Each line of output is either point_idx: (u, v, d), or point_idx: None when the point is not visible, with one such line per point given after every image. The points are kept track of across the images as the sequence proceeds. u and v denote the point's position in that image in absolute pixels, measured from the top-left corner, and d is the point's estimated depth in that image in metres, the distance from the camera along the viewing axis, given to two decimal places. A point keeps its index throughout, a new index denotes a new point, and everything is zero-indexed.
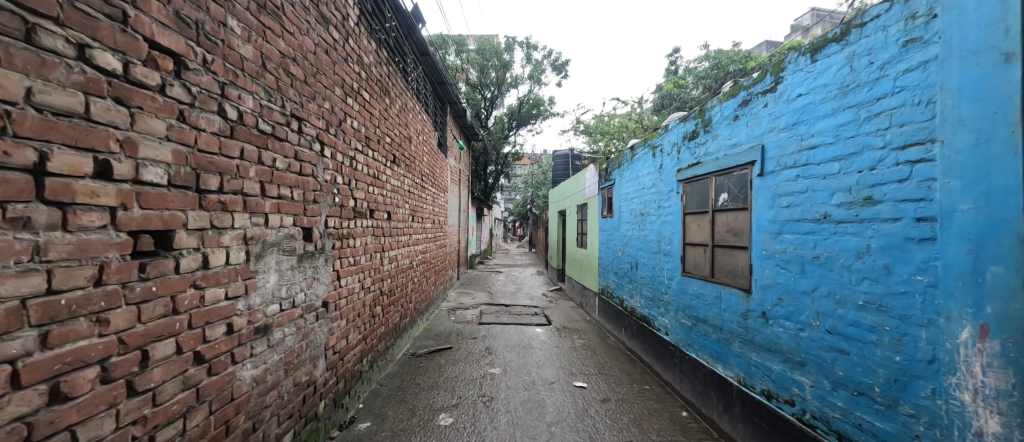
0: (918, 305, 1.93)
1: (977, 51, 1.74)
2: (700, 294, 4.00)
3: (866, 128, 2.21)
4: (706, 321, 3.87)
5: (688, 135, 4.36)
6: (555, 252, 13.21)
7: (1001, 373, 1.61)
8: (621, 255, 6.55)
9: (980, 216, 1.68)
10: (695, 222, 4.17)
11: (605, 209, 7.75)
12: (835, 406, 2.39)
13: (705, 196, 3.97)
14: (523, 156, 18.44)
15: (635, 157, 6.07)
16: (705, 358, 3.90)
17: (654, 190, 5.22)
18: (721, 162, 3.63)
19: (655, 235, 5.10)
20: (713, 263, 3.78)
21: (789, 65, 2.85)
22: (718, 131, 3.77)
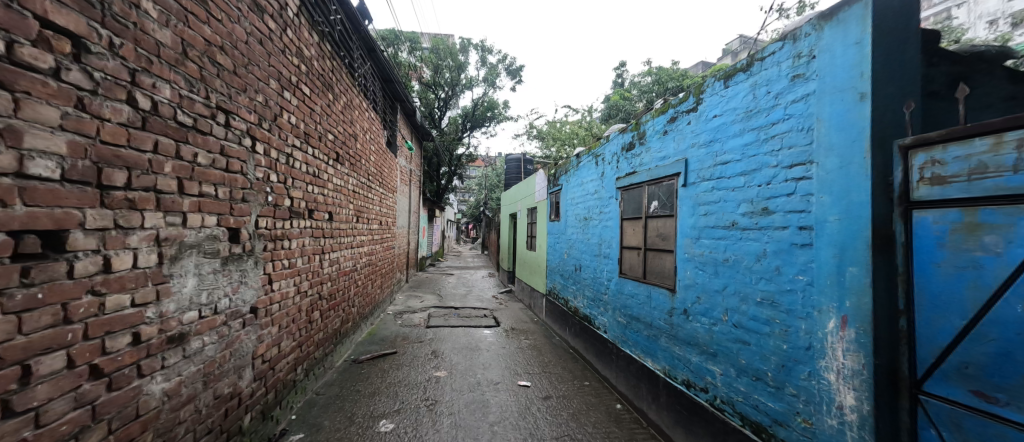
0: (799, 301, 2.25)
1: (842, 89, 2.07)
2: (633, 293, 4.29)
3: (764, 148, 2.55)
4: (639, 319, 4.17)
5: (626, 146, 4.67)
6: (506, 254, 13.34)
7: (856, 356, 1.93)
8: (566, 258, 6.81)
9: (843, 226, 2.01)
10: (631, 227, 4.47)
11: (553, 213, 8.01)
12: (739, 391, 2.71)
13: (640, 203, 4.27)
14: (477, 158, 18.41)
15: (580, 164, 6.36)
16: (638, 353, 4.19)
17: (597, 195, 5.51)
18: (653, 172, 3.94)
19: (597, 239, 5.38)
20: (646, 265, 4.09)
21: (707, 88, 3.19)
22: (651, 144, 4.09)
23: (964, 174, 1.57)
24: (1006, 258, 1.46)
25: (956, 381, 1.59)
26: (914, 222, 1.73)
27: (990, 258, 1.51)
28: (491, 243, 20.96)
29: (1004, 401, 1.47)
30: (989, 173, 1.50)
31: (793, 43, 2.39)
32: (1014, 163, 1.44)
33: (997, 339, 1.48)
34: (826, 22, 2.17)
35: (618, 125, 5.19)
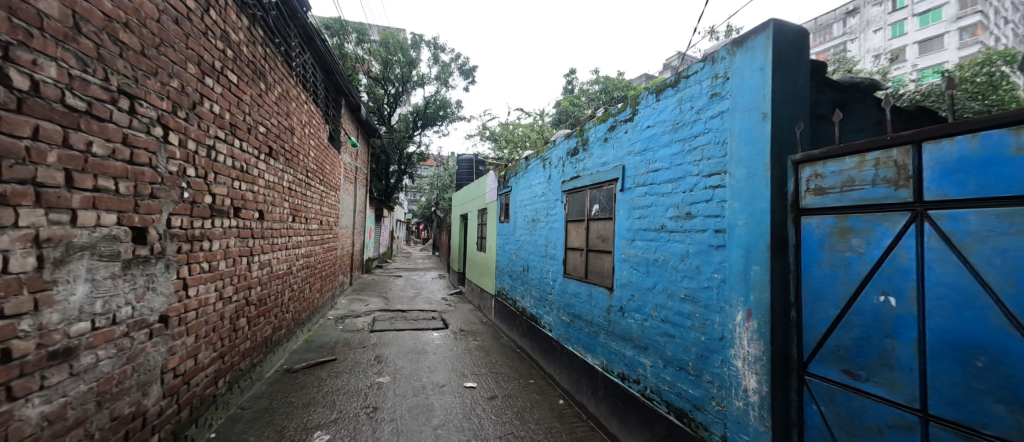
0: (715, 296, 2.48)
1: (749, 107, 2.31)
2: (576, 292, 4.46)
3: (689, 158, 2.78)
4: (581, 317, 4.34)
5: (570, 151, 4.84)
6: (456, 255, 13.20)
7: (757, 344, 2.14)
8: (515, 259, 6.90)
9: (748, 228, 2.24)
10: (574, 229, 4.64)
11: (502, 214, 8.08)
12: (666, 380, 2.92)
13: (583, 206, 4.45)
14: (427, 157, 18.00)
15: (528, 167, 6.48)
16: (579, 350, 4.36)
17: (544, 198, 5.65)
18: (595, 177, 4.13)
19: (544, 240, 5.52)
20: (588, 265, 4.27)
21: (642, 100, 3.41)
22: (593, 150, 4.28)
23: (838, 187, 1.85)
24: (866, 257, 1.73)
25: (832, 362, 1.85)
26: (803, 227, 2.01)
27: (855, 256, 1.77)
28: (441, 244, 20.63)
29: (864, 378, 1.72)
30: (855, 186, 1.78)
31: (712, 64, 2.63)
32: (872, 177, 1.72)
33: (859, 325, 1.74)
34: (738, 47, 2.43)
35: (564, 131, 5.37)
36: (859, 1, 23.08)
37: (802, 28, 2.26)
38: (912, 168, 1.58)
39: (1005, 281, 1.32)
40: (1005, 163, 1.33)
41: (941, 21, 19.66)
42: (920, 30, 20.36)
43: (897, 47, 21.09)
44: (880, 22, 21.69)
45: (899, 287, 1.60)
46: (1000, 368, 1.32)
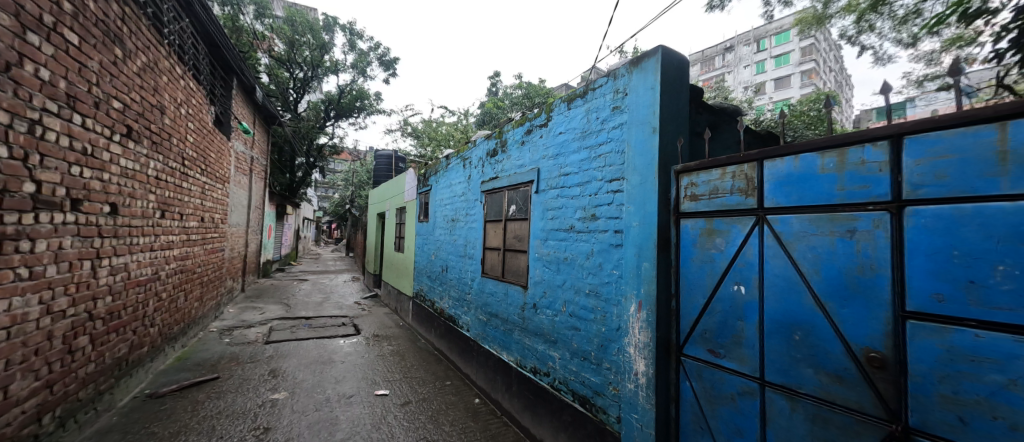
0: (614, 291, 2.72)
1: (642, 121, 2.58)
2: (493, 291, 4.53)
3: (594, 164, 3.01)
4: (497, 315, 4.42)
5: (490, 152, 4.90)
6: (372, 256, 12.46)
7: (645, 332, 2.40)
8: (433, 259, 6.75)
9: (640, 229, 2.50)
10: (492, 229, 4.71)
11: (421, 214, 7.84)
12: (572, 370, 3.12)
13: (500, 206, 4.53)
14: (341, 151, 16.64)
15: (448, 166, 6.38)
16: (495, 348, 4.44)
17: (463, 198, 5.62)
18: (512, 178, 4.24)
19: (463, 240, 5.49)
20: (504, 264, 4.37)
21: (555, 108, 3.59)
22: (511, 152, 4.38)
23: (708, 194, 2.17)
24: (726, 253, 2.06)
25: (701, 343, 2.16)
26: (683, 228, 2.32)
27: (719, 253, 2.10)
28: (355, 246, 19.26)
29: (723, 355, 2.03)
30: (720, 194, 2.11)
31: (614, 80, 2.89)
32: (732, 187, 2.05)
33: (720, 311, 2.06)
34: (634, 67, 2.70)
35: (484, 132, 5.40)
36: (736, 38, 27.27)
37: (683, 56, 2.60)
38: (757, 180, 1.92)
39: (813, 271, 1.65)
40: (816, 178, 1.67)
41: (791, 64, 24.15)
42: (778, 69, 24.75)
43: (762, 81, 25.37)
44: (750, 59, 25.83)
45: (748, 278, 1.93)
46: (810, 340, 1.66)
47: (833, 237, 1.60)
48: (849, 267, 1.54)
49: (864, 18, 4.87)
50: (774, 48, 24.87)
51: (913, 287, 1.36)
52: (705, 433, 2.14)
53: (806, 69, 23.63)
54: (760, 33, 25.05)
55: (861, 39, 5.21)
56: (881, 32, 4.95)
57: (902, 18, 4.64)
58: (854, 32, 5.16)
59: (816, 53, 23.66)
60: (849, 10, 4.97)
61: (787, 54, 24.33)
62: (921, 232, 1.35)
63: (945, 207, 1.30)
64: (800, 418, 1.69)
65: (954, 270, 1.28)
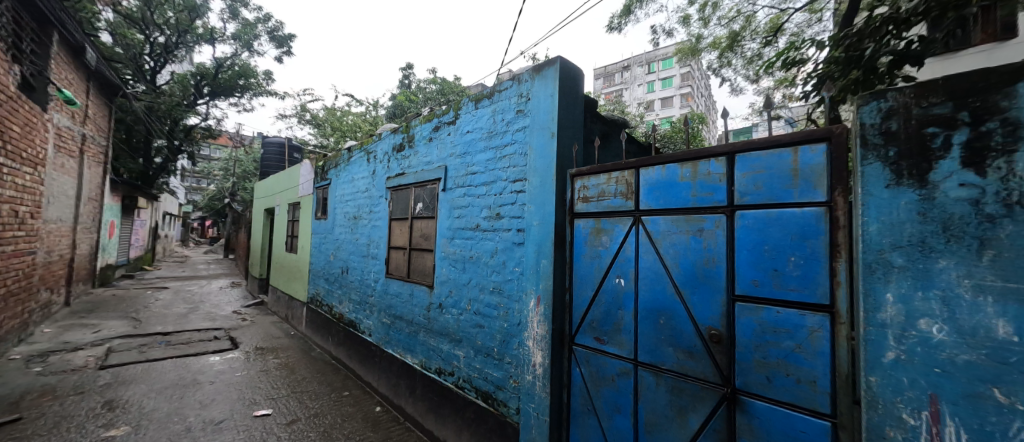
0: (515, 287, 2.83)
1: (543, 126, 2.73)
2: (398, 293, 4.34)
3: (499, 165, 3.09)
4: (401, 317, 4.24)
5: (396, 147, 4.66)
6: (257, 258, 10.92)
7: (542, 325, 2.55)
8: (332, 260, 6.19)
9: (539, 228, 2.64)
10: (398, 227, 4.51)
11: (318, 210, 7.12)
12: (476, 368, 3.16)
13: (407, 204, 4.36)
14: (216, 136, 14.21)
15: (350, 159, 5.91)
16: (399, 351, 4.26)
17: (367, 194, 5.26)
18: (419, 175, 4.11)
19: (365, 239, 5.15)
20: (409, 263, 4.21)
21: (463, 106, 3.58)
22: (418, 148, 4.24)
23: (597, 197, 2.40)
24: (611, 250, 2.29)
25: (589, 332, 2.38)
26: (576, 227, 2.53)
27: (604, 250, 2.33)
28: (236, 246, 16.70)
29: (607, 341, 2.26)
30: (606, 197, 2.34)
31: (518, 84, 3.00)
32: (615, 191, 2.29)
33: (605, 302, 2.29)
34: (536, 74, 2.84)
35: (390, 125, 5.13)
36: (632, 58, 30.43)
37: (579, 69, 2.82)
38: (635, 185, 2.18)
39: (674, 264, 1.94)
40: (678, 185, 1.96)
41: (673, 86, 27.87)
42: (662, 89, 28.32)
43: (651, 99, 28.74)
44: (641, 79, 29.10)
45: (627, 271, 2.18)
46: (671, 323, 1.94)
47: (689, 235, 1.89)
48: (699, 260, 1.84)
49: (724, 55, 5.88)
50: (660, 71, 28.39)
51: (740, 275, 1.68)
52: (591, 413, 2.35)
53: (685, 92, 27.49)
54: (652, 56, 28.36)
55: (721, 72, 6.28)
56: (735, 68, 6.05)
57: (749, 59, 5.73)
58: (717, 65, 6.19)
59: (692, 80, 27.66)
60: (714, 47, 5.95)
61: (670, 78, 28.02)
62: (746, 231, 1.67)
63: (763, 211, 1.63)
64: (663, 390, 1.96)
65: (765, 261, 1.61)
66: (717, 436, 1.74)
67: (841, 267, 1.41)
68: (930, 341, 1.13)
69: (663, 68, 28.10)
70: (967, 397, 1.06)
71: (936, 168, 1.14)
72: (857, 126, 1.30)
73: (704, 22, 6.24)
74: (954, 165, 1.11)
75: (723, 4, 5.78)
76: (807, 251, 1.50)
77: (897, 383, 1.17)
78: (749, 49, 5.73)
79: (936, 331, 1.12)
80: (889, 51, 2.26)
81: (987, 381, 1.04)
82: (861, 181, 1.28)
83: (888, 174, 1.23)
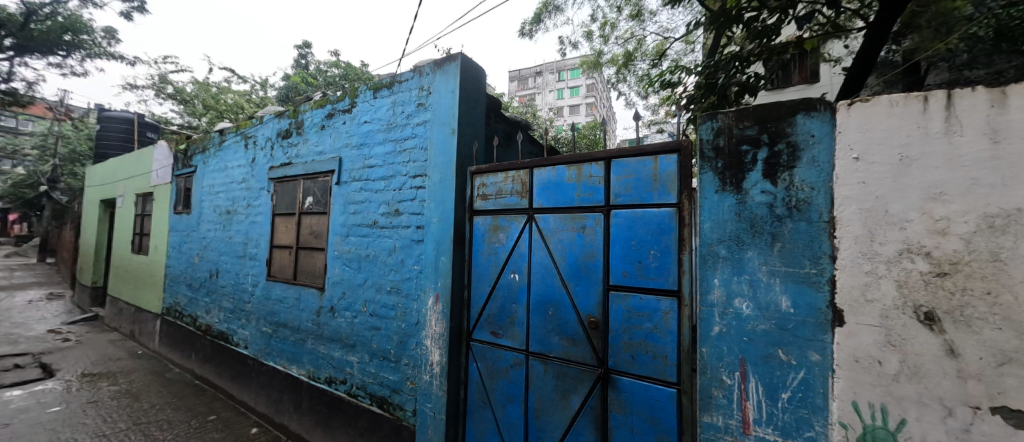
0: (413, 285, 2.74)
1: (443, 121, 2.69)
2: (281, 298, 3.85)
3: (399, 159, 2.95)
4: (284, 325, 3.78)
5: (280, 132, 4.12)
6: (87, 261, 8.65)
7: (441, 322, 2.52)
8: (196, 263, 5.22)
9: (439, 225, 2.60)
10: (283, 224, 4.00)
11: (177, 203, 5.92)
12: (371, 372, 2.98)
13: (293, 198, 3.90)
14: (23, 103, 10.82)
15: (221, 143, 5.04)
16: (282, 363, 3.79)
17: (243, 185, 4.56)
18: (309, 166, 3.70)
19: (241, 237, 4.45)
20: (295, 265, 3.77)
21: (359, 94, 3.33)
22: (307, 136, 3.81)
23: (495, 194, 2.46)
24: (506, 246, 2.37)
25: (485, 327, 2.43)
26: (475, 224, 2.56)
27: (501, 246, 2.40)
28: (55, 247, 12.98)
29: (502, 335, 2.34)
30: (503, 195, 2.41)
31: (419, 76, 2.90)
32: (512, 189, 2.38)
33: (501, 297, 2.36)
34: (437, 68, 2.78)
35: (275, 108, 4.52)
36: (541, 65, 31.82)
37: (481, 68, 2.85)
38: (530, 184, 2.29)
39: (562, 259, 2.09)
40: (565, 185, 2.12)
41: (579, 95, 30.05)
42: (570, 97, 30.26)
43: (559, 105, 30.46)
44: (551, 86, 30.62)
45: (521, 267, 2.28)
46: (558, 313, 2.09)
47: (574, 232, 2.06)
48: (583, 254, 2.01)
49: (620, 71, 6.52)
50: (567, 80, 30.30)
51: (614, 268, 1.88)
52: (486, 406, 2.41)
53: (589, 102, 29.78)
54: (560, 65, 30.05)
55: (619, 87, 6.95)
56: (629, 84, 6.76)
57: (640, 77, 6.45)
58: (615, 80, 6.83)
59: (595, 91, 30.08)
60: (612, 63, 6.55)
61: (576, 87, 30.12)
62: (619, 228, 1.88)
63: (631, 211, 1.85)
64: (550, 376, 2.11)
65: (632, 254, 1.83)
66: (594, 413, 1.93)
67: (685, 258, 1.67)
68: (741, 316, 1.41)
69: (571, 77, 29.94)
70: (762, 358, 1.36)
71: (747, 178, 1.43)
72: (698, 140, 1.56)
73: (604, 39, 6.83)
74: (758, 176, 1.41)
75: (620, 25, 6.40)
76: (662, 245, 1.74)
77: (720, 352, 1.45)
78: (640, 68, 6.45)
79: (744, 308, 1.41)
80: (736, 83, 2.77)
81: (775, 344, 1.35)
82: (700, 186, 1.54)
83: (717, 181, 1.50)
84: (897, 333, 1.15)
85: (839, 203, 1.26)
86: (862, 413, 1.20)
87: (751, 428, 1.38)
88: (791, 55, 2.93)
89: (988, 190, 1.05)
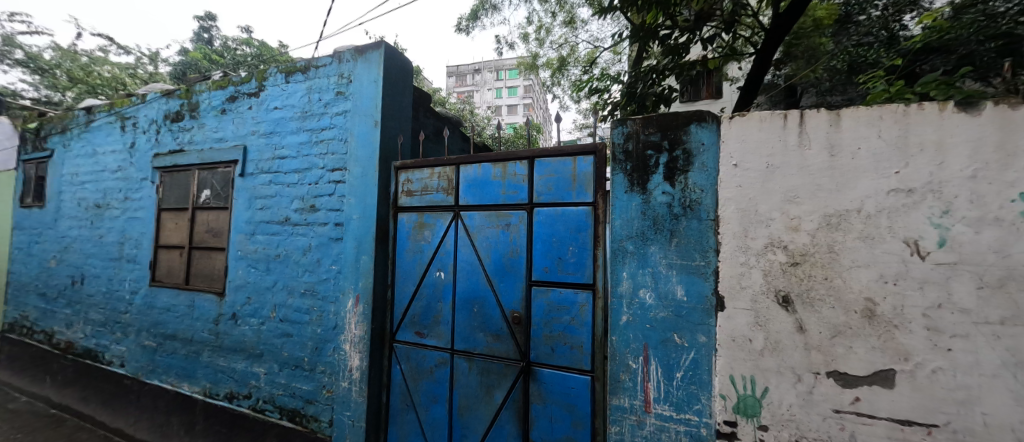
0: (330, 287, 2.54)
1: (365, 113, 2.54)
2: (169, 306, 3.33)
3: (315, 150, 2.72)
4: (173, 337, 3.27)
5: (169, 114, 3.55)
6: None
7: (362, 325, 2.38)
8: (52, 267, 4.29)
9: (359, 222, 2.45)
10: (172, 221, 3.46)
11: (26, 194, 4.80)
12: (280, 384, 2.71)
13: (186, 190, 3.38)
14: None
15: (88, 124, 4.18)
16: (171, 381, 3.28)
17: (118, 175, 3.84)
18: (205, 155, 3.24)
19: (115, 236, 3.76)
20: (186, 268, 3.28)
21: (269, 77, 3.00)
22: (204, 120, 3.33)
23: (420, 191, 2.39)
24: (432, 244, 2.32)
25: (409, 327, 2.36)
26: (399, 222, 2.46)
27: (426, 244, 2.34)
28: None
29: (427, 334, 2.29)
30: (429, 191, 2.36)
31: (338, 63, 2.70)
32: (438, 186, 2.33)
33: (426, 295, 2.31)
34: (359, 55, 2.61)
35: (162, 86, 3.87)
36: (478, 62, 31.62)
37: (407, 59, 2.74)
38: (456, 181, 2.27)
39: (487, 256, 2.10)
40: (491, 183, 2.14)
41: (518, 96, 30.28)
42: (508, 97, 30.54)
43: (497, 104, 30.56)
44: (489, 84, 30.54)
45: (446, 264, 2.25)
46: (483, 310, 2.10)
47: (499, 229, 2.08)
48: (507, 251, 2.05)
49: (555, 75, 6.75)
50: (505, 80, 30.46)
51: (536, 264, 1.95)
52: (410, 409, 2.34)
53: (527, 103, 30.29)
54: (497, 65, 30.13)
55: (553, 90, 7.20)
56: (563, 89, 7.04)
57: (573, 82, 6.76)
58: (550, 83, 7.06)
59: (532, 92, 30.69)
60: (548, 66, 6.76)
61: (515, 88, 30.30)
62: (541, 225, 1.95)
63: (552, 209, 1.93)
64: (475, 373, 2.11)
65: (553, 250, 1.91)
66: (516, 406, 1.98)
67: (599, 254, 1.78)
68: (645, 305, 1.55)
69: (509, 77, 30.20)
70: (662, 343, 1.51)
71: (651, 180, 1.57)
72: (611, 143, 1.67)
73: (540, 43, 7.02)
74: (660, 179, 1.56)
75: (555, 30, 6.63)
76: (580, 242, 1.84)
77: (627, 339, 1.58)
78: (573, 74, 6.76)
79: (648, 298, 1.55)
80: (653, 95, 3.01)
81: (672, 329, 1.50)
82: (612, 187, 1.65)
83: (626, 182, 1.62)
84: (763, 314, 1.37)
85: (722, 204, 1.44)
86: (737, 385, 1.40)
87: (652, 407, 1.53)
88: (698, 73, 3.28)
89: (827, 195, 1.30)
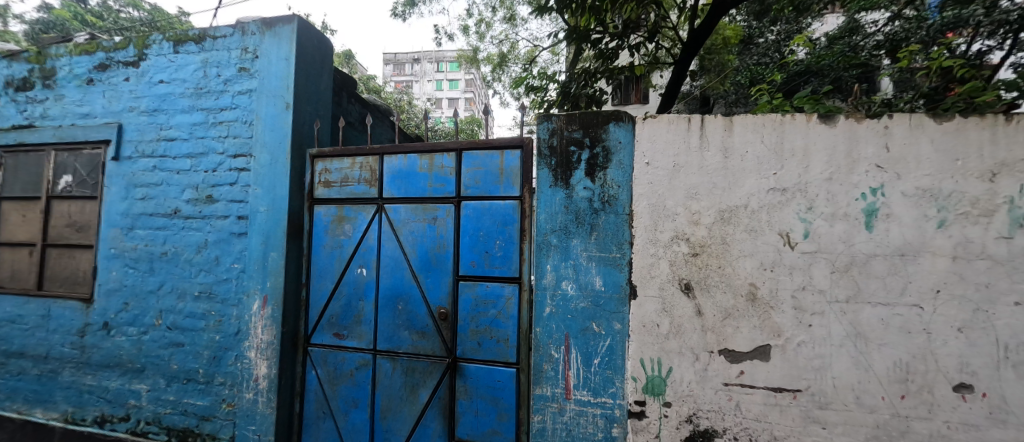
0: (232, 288, 2.25)
1: (274, 93, 2.27)
2: (14, 317, 2.69)
3: (211, 133, 2.37)
4: (21, 354, 2.65)
5: (11, 81, 2.84)
6: None
7: (271, 329, 2.15)
8: None
9: (267, 215, 2.20)
10: (17, 212, 2.78)
11: None
12: (168, 401, 2.35)
13: (36, 175, 2.74)
14: None
15: None
16: (16, 409, 2.64)
17: None
18: (64, 132, 2.65)
19: None
20: (38, 269, 2.67)
21: (152, 44, 2.54)
22: (62, 91, 2.72)
23: (339, 182, 2.22)
24: (353, 239, 2.17)
25: (326, 329, 2.19)
26: (316, 215, 2.26)
27: (346, 239, 2.18)
28: None
29: (347, 336, 2.14)
30: (349, 182, 2.20)
31: (241, 35, 2.38)
32: (359, 177, 2.18)
33: (346, 294, 2.16)
34: (267, 28, 2.33)
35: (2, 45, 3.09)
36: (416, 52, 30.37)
37: (325, 38, 2.50)
38: (379, 172, 2.14)
39: (413, 251, 2.02)
40: (417, 175, 2.05)
41: (458, 90, 29.79)
42: (449, 91, 29.88)
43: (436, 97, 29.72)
44: (429, 75, 29.28)
45: (369, 261, 2.12)
46: (409, 307, 2.02)
47: (426, 223, 2.01)
48: (433, 246, 1.99)
49: (496, 70, 6.74)
50: (445, 73, 29.69)
51: (463, 258, 1.92)
52: (327, 416, 2.17)
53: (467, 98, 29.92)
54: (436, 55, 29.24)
55: (494, 86, 7.20)
56: (504, 85, 7.05)
57: (513, 79, 6.80)
58: (491, 79, 7.04)
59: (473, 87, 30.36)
60: (488, 61, 6.72)
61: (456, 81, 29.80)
62: (468, 219, 1.93)
63: (480, 203, 1.91)
64: (399, 373, 2.03)
65: (480, 244, 1.90)
66: (442, 403, 1.94)
67: (525, 247, 1.81)
68: (567, 296, 1.61)
69: (449, 70, 29.56)
70: (581, 331, 1.59)
71: (574, 175, 1.63)
72: (537, 138, 1.70)
73: (479, 37, 6.94)
74: (582, 174, 1.62)
75: (495, 25, 6.59)
76: (506, 235, 1.85)
77: (549, 330, 1.63)
78: (513, 71, 6.81)
79: (570, 288, 1.61)
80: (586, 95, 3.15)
81: (590, 318, 1.58)
82: (538, 182, 1.68)
83: (551, 177, 1.66)
84: (668, 300, 1.51)
85: (636, 199, 1.55)
86: (646, 367, 1.52)
87: (572, 393, 1.60)
88: (627, 77, 3.48)
89: (720, 193, 1.47)
